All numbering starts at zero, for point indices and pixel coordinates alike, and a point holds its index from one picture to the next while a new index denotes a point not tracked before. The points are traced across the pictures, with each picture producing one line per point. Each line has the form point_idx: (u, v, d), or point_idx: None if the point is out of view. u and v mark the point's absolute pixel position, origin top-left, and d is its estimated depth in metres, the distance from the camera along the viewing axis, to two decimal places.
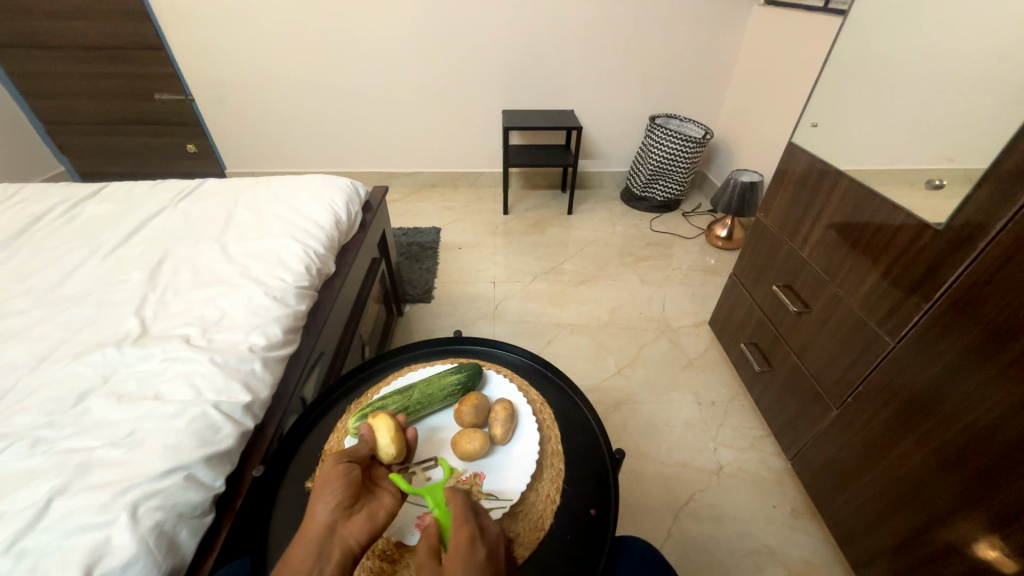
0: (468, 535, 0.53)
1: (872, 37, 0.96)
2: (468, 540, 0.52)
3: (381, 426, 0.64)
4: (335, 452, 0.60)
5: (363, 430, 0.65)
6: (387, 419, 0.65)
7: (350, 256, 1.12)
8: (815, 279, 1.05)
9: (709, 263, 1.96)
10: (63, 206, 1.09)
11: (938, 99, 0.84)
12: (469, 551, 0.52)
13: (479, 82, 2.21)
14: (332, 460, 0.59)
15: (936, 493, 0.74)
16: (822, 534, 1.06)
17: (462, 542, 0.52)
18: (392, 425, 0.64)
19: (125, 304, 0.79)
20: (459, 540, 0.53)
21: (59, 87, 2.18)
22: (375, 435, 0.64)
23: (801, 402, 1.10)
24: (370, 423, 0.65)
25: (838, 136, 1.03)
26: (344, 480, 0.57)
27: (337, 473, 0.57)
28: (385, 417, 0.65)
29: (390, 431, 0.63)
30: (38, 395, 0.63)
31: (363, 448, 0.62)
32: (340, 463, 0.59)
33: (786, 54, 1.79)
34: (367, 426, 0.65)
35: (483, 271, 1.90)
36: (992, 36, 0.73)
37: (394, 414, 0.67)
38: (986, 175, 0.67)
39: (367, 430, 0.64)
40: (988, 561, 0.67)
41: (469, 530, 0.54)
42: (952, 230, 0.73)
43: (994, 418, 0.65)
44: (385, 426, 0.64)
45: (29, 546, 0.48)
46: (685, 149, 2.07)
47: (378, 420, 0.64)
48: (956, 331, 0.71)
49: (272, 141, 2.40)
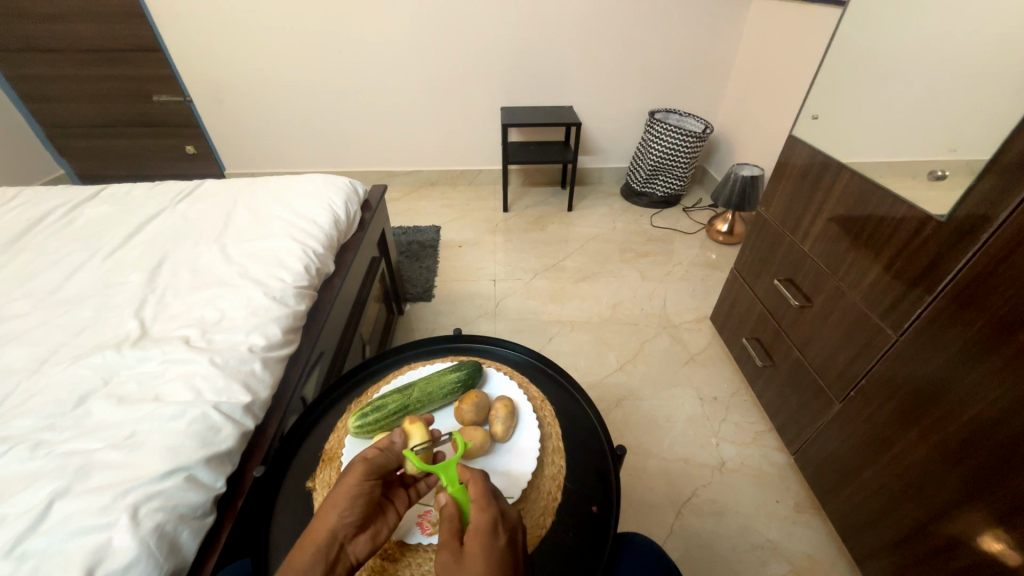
0: (490, 519, 0.52)
1: (871, 29, 0.95)
2: (489, 526, 0.51)
3: (415, 433, 0.63)
4: (362, 460, 0.58)
5: (394, 435, 0.62)
6: (421, 425, 0.64)
7: (350, 255, 1.12)
8: (817, 272, 1.05)
9: (709, 258, 1.95)
10: (62, 209, 1.09)
11: (939, 91, 0.83)
12: (490, 539, 0.50)
13: (478, 79, 2.20)
14: (360, 471, 0.56)
15: (939, 486, 0.74)
16: (825, 527, 1.06)
17: (482, 528, 0.51)
18: (427, 432, 0.64)
19: (126, 306, 0.79)
20: (479, 524, 0.51)
21: (59, 91, 2.18)
22: (408, 441, 0.62)
23: (804, 396, 1.10)
24: (405, 429, 0.64)
25: (839, 129, 1.03)
26: (364, 499, 0.55)
27: (360, 490, 0.55)
28: (420, 425, 0.64)
29: (424, 442, 0.62)
30: (38, 398, 0.63)
31: (393, 459, 0.60)
32: (368, 478, 0.57)
33: (786, 47, 1.78)
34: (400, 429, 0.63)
35: (483, 269, 1.89)
36: (995, 27, 0.73)
37: (426, 422, 0.66)
38: (988, 165, 0.66)
39: (400, 436, 0.62)
40: (992, 553, 0.67)
41: (487, 514, 0.52)
42: (955, 221, 0.72)
43: (996, 412, 0.65)
44: (420, 432, 0.63)
45: (30, 549, 0.48)
46: (685, 145, 2.06)
47: (413, 428, 0.63)
48: (959, 324, 0.71)
49: (270, 141, 2.39)
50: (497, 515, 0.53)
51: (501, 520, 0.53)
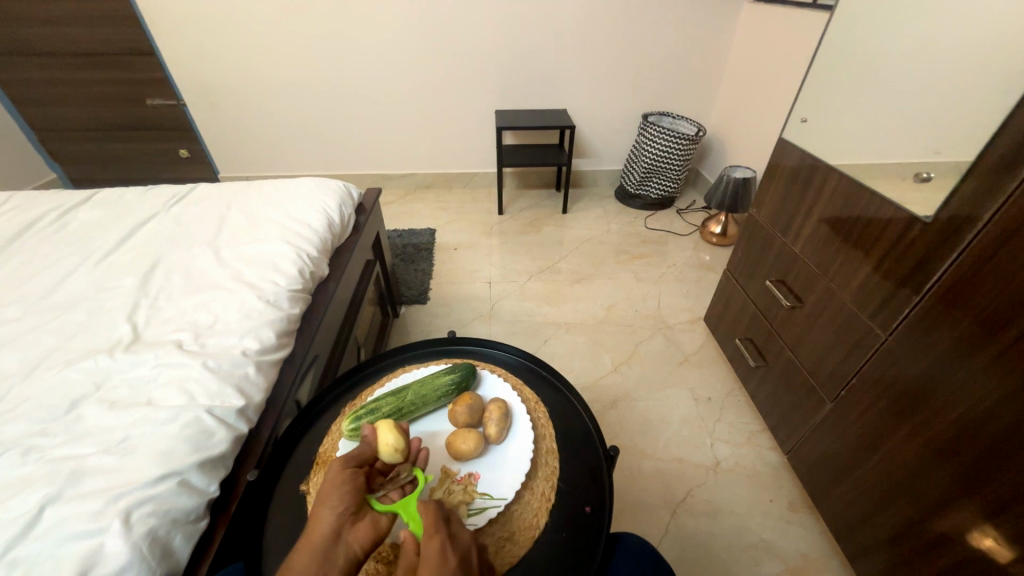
0: (439, 544, 0.52)
1: (858, 33, 0.96)
2: (439, 549, 0.51)
3: (384, 427, 0.63)
4: (338, 459, 0.60)
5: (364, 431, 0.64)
6: (391, 422, 0.64)
7: (344, 258, 1.12)
8: (808, 273, 1.06)
9: (703, 259, 1.96)
10: (54, 213, 1.08)
11: (925, 95, 0.85)
12: (441, 563, 0.50)
13: (472, 82, 2.21)
14: (339, 466, 0.59)
15: (930, 483, 0.75)
16: (818, 526, 1.07)
17: (434, 550, 0.51)
18: (398, 431, 0.63)
19: (119, 310, 0.79)
20: (431, 547, 0.52)
21: (51, 94, 2.17)
22: (378, 435, 0.63)
23: (796, 396, 1.11)
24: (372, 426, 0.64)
25: (828, 131, 1.04)
26: (353, 487, 0.56)
27: (346, 479, 0.57)
28: (388, 423, 0.63)
29: (393, 436, 0.62)
30: (30, 403, 0.63)
31: (366, 450, 0.62)
32: (346, 468, 0.59)
33: (777, 50, 1.79)
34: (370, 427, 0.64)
35: (478, 272, 1.90)
36: (978, 33, 0.74)
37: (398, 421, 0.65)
38: (973, 167, 0.68)
39: (370, 432, 0.64)
40: (982, 550, 0.68)
41: (438, 535, 0.53)
42: (941, 222, 0.73)
43: (986, 409, 0.66)
44: (389, 428, 0.63)
45: (21, 556, 0.48)
46: (677, 148, 2.08)
47: (381, 424, 0.63)
48: (947, 323, 0.72)
49: (265, 145, 2.39)
50: (447, 536, 0.54)
51: (452, 540, 0.54)
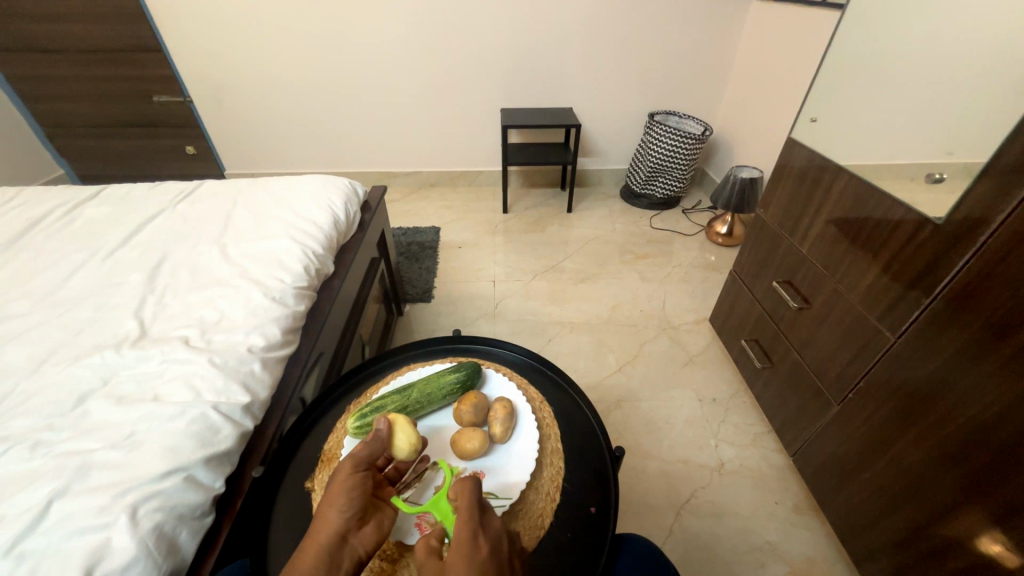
0: (469, 530, 0.52)
1: (870, 31, 0.95)
2: (468, 538, 0.51)
3: (400, 423, 0.66)
4: (347, 459, 0.59)
5: (378, 425, 0.65)
6: (406, 419, 0.67)
7: (349, 256, 1.12)
8: (815, 274, 1.05)
9: (709, 260, 1.95)
10: (61, 209, 1.09)
11: (937, 94, 0.83)
12: (469, 548, 0.50)
13: (478, 81, 2.21)
14: (348, 467, 0.58)
15: (938, 487, 0.74)
16: (823, 528, 1.06)
17: (462, 539, 0.51)
18: (412, 430, 0.66)
19: (126, 306, 0.79)
20: (460, 534, 0.51)
21: (59, 90, 2.18)
22: (393, 433, 0.65)
23: (803, 398, 1.10)
24: (388, 420, 0.65)
25: (838, 131, 1.03)
26: (360, 490, 0.56)
27: (353, 482, 0.56)
28: (403, 420, 0.66)
29: (409, 436, 0.65)
30: (37, 398, 0.63)
31: (378, 448, 0.62)
32: (355, 470, 0.58)
33: (785, 49, 1.78)
34: (384, 420, 0.66)
35: (483, 270, 1.90)
36: (992, 31, 0.73)
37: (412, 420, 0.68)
38: (986, 168, 0.67)
39: (385, 426, 0.64)
40: (990, 555, 0.67)
41: (467, 525, 0.52)
42: (952, 224, 0.72)
43: (995, 413, 0.65)
44: (405, 426, 0.66)
45: (28, 550, 0.48)
46: (683, 147, 2.07)
47: (398, 420, 0.66)
48: (957, 325, 0.71)
49: (270, 142, 2.40)
50: (478, 525, 0.53)
51: (482, 529, 0.53)
